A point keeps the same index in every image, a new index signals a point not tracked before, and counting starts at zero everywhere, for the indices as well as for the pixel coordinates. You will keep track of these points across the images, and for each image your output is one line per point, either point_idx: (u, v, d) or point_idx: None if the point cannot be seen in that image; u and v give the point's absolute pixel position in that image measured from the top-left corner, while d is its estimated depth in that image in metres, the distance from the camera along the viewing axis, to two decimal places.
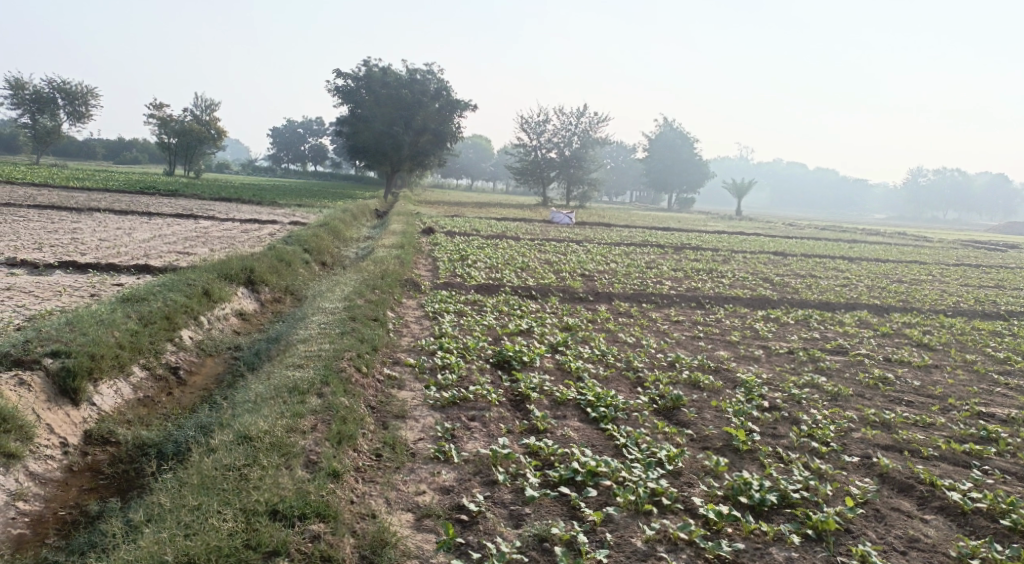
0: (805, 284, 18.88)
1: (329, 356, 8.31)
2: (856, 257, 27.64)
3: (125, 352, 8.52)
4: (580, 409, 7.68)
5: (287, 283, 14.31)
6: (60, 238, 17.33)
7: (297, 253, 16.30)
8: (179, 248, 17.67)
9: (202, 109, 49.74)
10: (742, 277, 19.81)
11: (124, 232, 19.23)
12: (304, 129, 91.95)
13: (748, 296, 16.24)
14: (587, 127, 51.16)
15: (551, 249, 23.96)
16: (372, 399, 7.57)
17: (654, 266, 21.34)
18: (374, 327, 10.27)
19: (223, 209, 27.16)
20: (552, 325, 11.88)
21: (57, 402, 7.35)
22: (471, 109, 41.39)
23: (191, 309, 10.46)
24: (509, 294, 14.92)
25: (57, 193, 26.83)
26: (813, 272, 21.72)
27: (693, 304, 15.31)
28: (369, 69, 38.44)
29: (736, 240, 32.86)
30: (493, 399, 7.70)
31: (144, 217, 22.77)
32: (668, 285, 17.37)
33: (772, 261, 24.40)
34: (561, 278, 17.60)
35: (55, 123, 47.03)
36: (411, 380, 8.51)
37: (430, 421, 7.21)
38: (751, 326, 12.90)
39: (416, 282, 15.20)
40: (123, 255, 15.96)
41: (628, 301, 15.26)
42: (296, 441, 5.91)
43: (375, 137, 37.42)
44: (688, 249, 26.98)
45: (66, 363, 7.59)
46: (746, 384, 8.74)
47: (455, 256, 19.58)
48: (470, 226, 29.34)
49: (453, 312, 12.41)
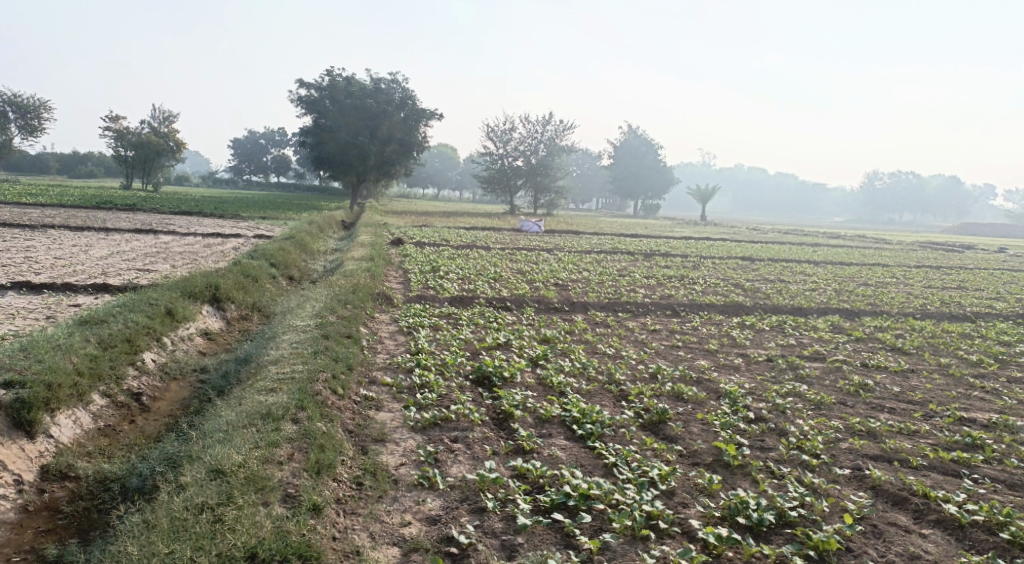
0: (776, 289, 18.91)
1: (302, 377, 7.99)
2: (822, 261, 27.87)
3: (85, 380, 8.14)
4: (565, 426, 7.47)
5: (255, 300, 13.92)
6: (14, 257, 16.72)
7: (263, 268, 15.89)
8: (140, 265, 17.16)
9: (160, 121, 48.81)
10: (714, 283, 19.79)
11: (81, 249, 18.64)
12: (266, 140, 90.93)
13: (722, 302, 16.19)
14: (553, 135, 51.19)
15: (521, 258, 23.77)
16: (349, 422, 7.28)
17: (625, 274, 21.26)
18: (347, 345, 9.96)
19: (184, 223, 26.55)
20: (529, 337, 11.66)
21: (11, 435, 6.97)
22: (436, 118, 41.15)
23: (154, 330, 10.06)
24: (482, 306, 14.69)
25: (11, 210, 26.03)
26: (782, 277, 21.80)
27: (667, 312, 15.21)
28: (331, 79, 38.04)
29: (703, 245, 32.98)
30: (476, 418, 7.46)
31: (102, 233, 22.13)
32: (641, 293, 17.26)
33: (741, 266, 24.49)
34: (533, 288, 17.40)
35: (7, 137, 45.77)
36: (388, 400, 8.23)
37: (411, 445, 6.94)
38: (727, 334, 12.82)
39: (387, 295, 14.89)
40: (81, 274, 15.42)
41: (603, 311, 15.10)
42: (272, 474, 5.62)
43: (340, 148, 36.98)
44: (657, 256, 26.99)
45: (21, 394, 7.20)
46: (730, 395, 8.59)
47: (425, 268, 19.29)
48: (438, 236, 29.07)
49: (427, 326, 12.13)
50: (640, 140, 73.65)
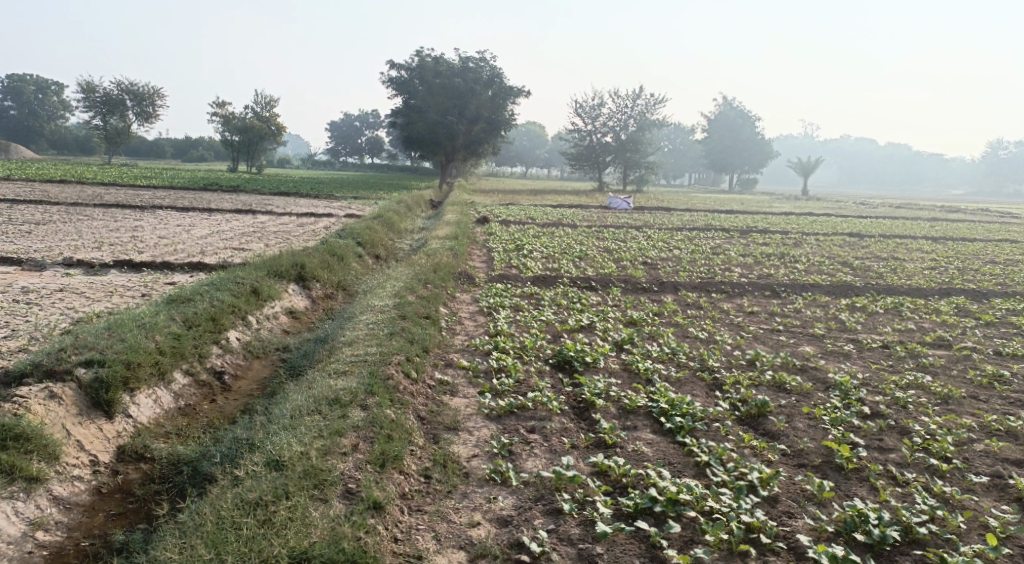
0: (889, 267, 17.62)
1: (375, 360, 7.66)
2: (938, 237, 26.01)
3: (166, 359, 8.04)
4: (652, 419, 6.90)
5: (340, 278, 13.81)
6: (119, 236, 17.22)
7: (349, 246, 15.80)
8: (235, 244, 17.39)
9: (263, 105, 50.12)
10: (818, 261, 18.58)
11: (183, 229, 19.09)
12: (361, 122, 92.64)
13: (827, 282, 15.10)
14: (644, 109, 49.77)
15: (610, 236, 23.04)
16: (421, 408, 6.91)
17: (720, 252, 20.29)
18: (424, 326, 9.64)
19: (281, 203, 27.04)
20: (615, 319, 11.06)
21: (90, 415, 6.89)
22: (524, 95, 40.58)
23: (238, 309, 9.98)
24: (567, 286, 14.15)
25: (124, 192, 27.05)
26: (894, 255, 20.35)
27: (766, 292, 14.30)
28: (422, 59, 37.80)
29: (805, 221, 31.38)
30: (555, 407, 6.97)
31: (204, 214, 22.68)
32: (737, 273, 16.31)
33: (848, 244, 23.03)
34: (622, 267, 16.74)
35: (124, 124, 47.98)
36: (464, 385, 7.84)
37: (486, 434, 6.53)
38: (834, 317, 11.87)
39: (470, 274, 14.53)
40: (179, 253, 15.72)
41: (696, 292, 14.30)
42: (333, 467, 5.30)
43: (429, 127, 37.00)
44: (754, 233, 25.78)
45: (100, 373, 7.12)
46: (840, 386, 8.00)
47: (510, 246, 18.86)
48: (525, 214, 28.60)
49: (509, 306, 11.70)
50: (736, 113, 70.93)
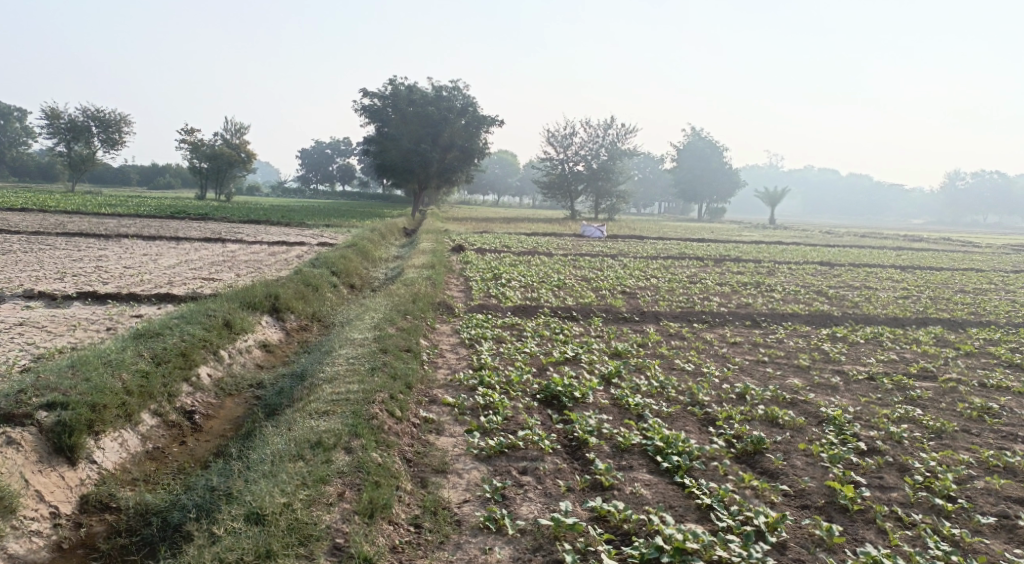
0: (864, 296, 17.66)
1: (357, 399, 7.34)
2: (907, 265, 26.27)
3: (134, 399, 7.66)
4: (647, 457, 6.68)
5: (315, 309, 13.46)
6: (84, 267, 16.70)
7: (324, 276, 15.46)
8: (205, 274, 16.95)
9: (232, 133, 49.63)
10: (794, 290, 18.58)
11: (150, 258, 18.60)
12: (332, 149, 92.28)
13: (807, 312, 15.05)
14: (615, 138, 50.12)
15: (585, 264, 22.91)
16: (407, 449, 6.61)
17: (697, 280, 20.24)
18: (406, 360, 9.34)
19: (251, 231, 26.59)
20: (600, 351, 10.84)
21: (51, 462, 6.49)
22: (497, 123, 40.64)
23: (210, 343, 9.60)
24: (548, 316, 13.94)
25: (89, 219, 26.41)
26: (868, 283, 20.45)
27: (747, 322, 14.20)
28: (394, 87, 37.82)
29: (777, 249, 31.58)
30: (547, 446, 6.72)
31: (172, 242, 22.17)
32: (716, 302, 16.21)
33: (820, 272, 23.16)
34: (601, 297, 16.57)
35: (89, 151, 47.22)
36: (450, 423, 7.56)
37: (476, 477, 6.25)
38: (817, 348, 11.76)
39: (448, 304, 14.25)
40: (147, 283, 15.27)
41: (677, 322, 14.15)
42: (318, 520, 5.05)
43: (401, 156, 36.82)
44: (729, 261, 25.83)
45: (62, 417, 6.73)
46: (834, 421, 7.82)
47: (487, 275, 18.61)
48: (499, 242, 28.45)
49: (491, 338, 11.43)
50: (704, 142, 71.67)
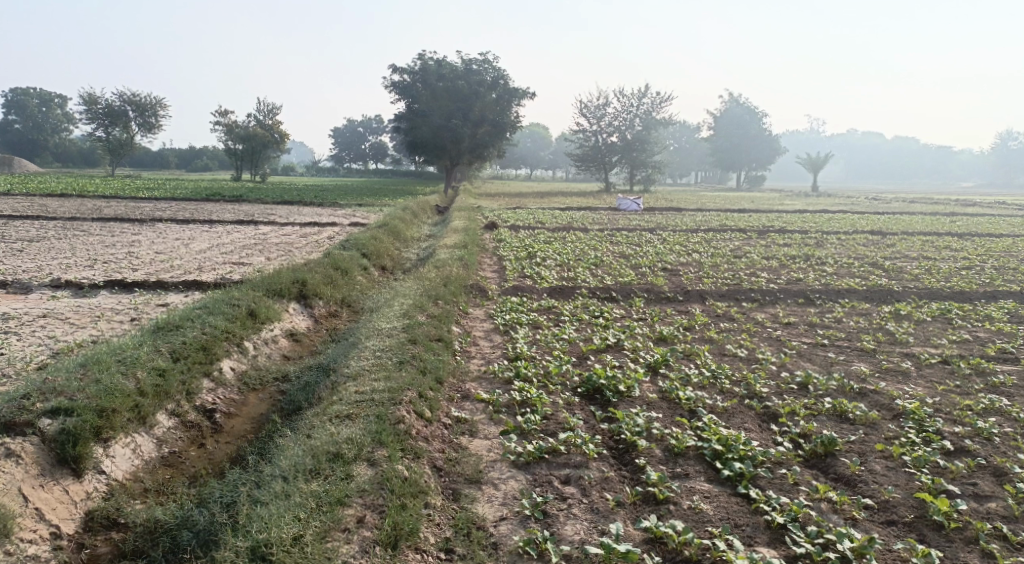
0: (923, 268, 16.60)
1: (383, 400, 6.73)
2: (963, 233, 24.95)
3: (149, 400, 7.13)
4: (705, 463, 5.98)
5: (344, 294, 12.85)
6: (115, 253, 16.35)
7: (354, 258, 14.88)
8: (235, 258, 16.51)
9: (266, 113, 49.34)
10: (846, 263, 17.54)
11: (182, 243, 18.22)
12: (364, 128, 92.07)
13: (863, 287, 14.09)
14: (650, 107, 48.81)
15: (623, 239, 22.10)
16: (437, 456, 6.01)
17: (742, 254, 19.32)
18: (437, 352, 8.71)
19: (284, 213, 26.18)
20: (644, 336, 10.08)
21: (54, 474, 6.01)
22: (530, 96, 39.66)
23: (233, 334, 9.03)
24: (586, 298, 13.20)
25: (125, 204, 26.21)
26: (925, 254, 19.30)
27: (800, 300, 13.32)
28: (423, 62, 37.01)
29: (822, 219, 30.37)
30: (592, 452, 6.05)
31: (204, 226, 21.82)
32: (765, 278, 15.30)
33: (871, 242, 22.04)
34: (641, 275, 15.78)
35: (127, 135, 47.26)
36: (485, 423, 6.92)
37: (514, 489, 5.63)
38: (880, 328, 10.87)
39: (483, 286, 13.58)
40: (176, 270, 14.82)
41: (724, 301, 13.33)
42: (333, 554, 4.66)
43: (433, 132, 36.12)
44: (773, 233, 24.76)
45: (66, 424, 6.24)
46: (912, 415, 7.00)
47: (522, 254, 17.90)
48: (533, 218, 27.70)
49: (527, 323, 10.75)
50: (741, 110, 69.70)
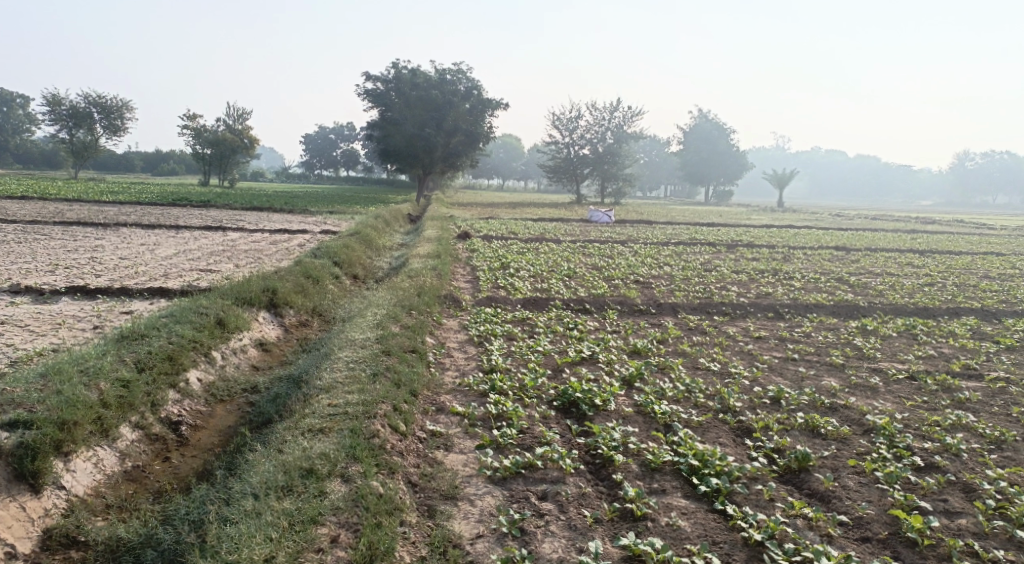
0: (889, 284, 16.87)
1: (356, 412, 6.63)
2: (926, 250, 25.44)
3: (112, 412, 6.98)
4: (681, 478, 5.97)
5: (315, 303, 12.69)
6: (78, 258, 16.02)
7: (325, 267, 14.73)
8: (203, 265, 16.26)
9: (235, 118, 48.81)
10: (814, 278, 17.76)
11: (148, 249, 17.90)
12: (335, 134, 91.51)
13: (832, 302, 14.26)
14: (621, 121, 49.17)
15: (595, 251, 22.16)
16: (412, 472, 5.95)
17: (712, 268, 19.48)
18: (410, 364, 8.61)
19: (253, 219, 25.87)
20: (617, 349, 10.08)
21: (10, 491, 5.92)
22: (502, 107, 39.74)
23: (201, 344, 8.87)
24: (559, 309, 13.20)
25: (89, 208, 25.71)
26: (891, 270, 19.62)
27: (770, 314, 13.44)
28: (397, 71, 36.92)
29: (789, 234, 30.77)
30: (568, 467, 6.01)
31: (171, 231, 21.47)
32: (735, 292, 15.43)
33: (838, 258, 22.36)
34: (613, 287, 15.82)
35: (92, 137, 46.44)
36: (460, 437, 6.85)
37: (490, 505, 5.60)
38: (849, 343, 10.99)
39: (455, 297, 13.51)
40: (141, 276, 14.54)
41: (696, 314, 13.40)
42: None
43: (405, 140, 36.01)
44: (743, 247, 25.02)
45: (25, 438, 6.14)
46: (883, 431, 7.05)
47: (494, 265, 17.86)
48: (505, 228, 27.70)
49: (501, 335, 10.69)
50: (711, 125, 70.51)
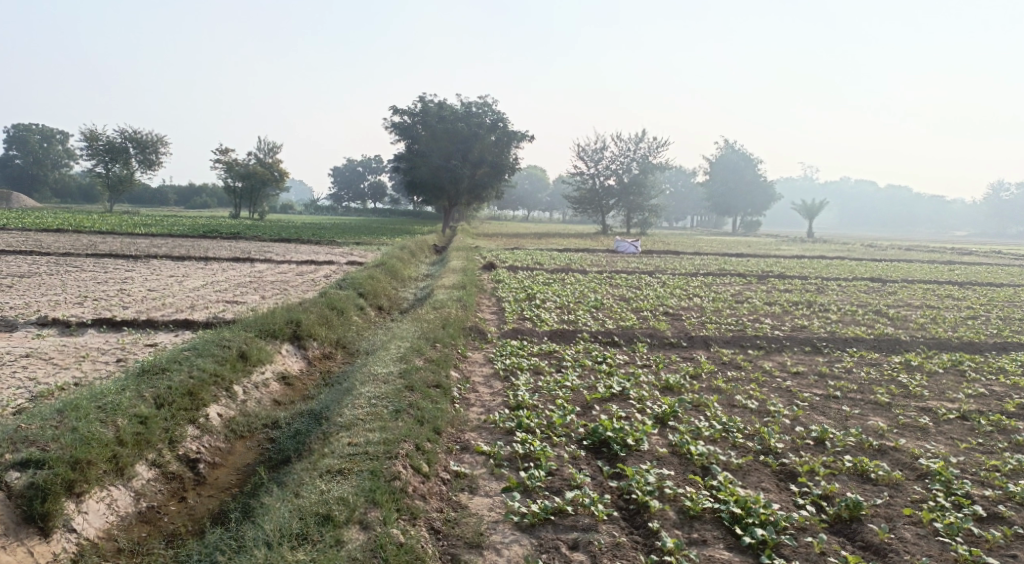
0: (930, 317, 16.31)
1: (378, 453, 6.32)
2: (964, 281, 24.77)
3: (129, 450, 6.75)
4: (723, 528, 5.62)
5: (339, 335, 12.44)
6: (107, 290, 15.98)
7: (350, 298, 14.52)
8: (229, 296, 16.14)
9: (266, 151, 49.35)
10: (850, 311, 17.24)
11: (176, 280, 17.84)
12: (363, 167, 92.32)
13: (871, 336, 13.75)
14: (647, 152, 48.99)
15: (623, 282, 21.81)
16: (435, 517, 5.68)
17: (744, 299, 19.04)
18: (435, 400, 8.30)
19: (281, 250, 25.86)
20: (649, 385, 9.68)
21: (18, 534, 5.68)
22: (529, 139, 39.72)
23: (222, 378, 8.62)
24: (588, 342, 12.85)
25: (121, 240, 25.91)
26: (929, 302, 19.02)
27: (807, 348, 12.97)
28: (424, 104, 37.14)
29: (821, 265, 30.19)
30: (601, 514, 5.66)
31: (200, 262, 21.48)
32: (769, 324, 14.99)
33: (873, 290, 21.78)
34: (642, 319, 15.45)
35: (128, 171, 47.16)
36: (486, 478, 6.51)
37: (518, 555, 5.31)
38: (892, 379, 10.50)
39: (481, 329, 13.21)
40: (168, 308, 14.43)
41: (729, 348, 12.98)
42: None
43: (432, 172, 36.03)
44: (775, 278, 24.52)
45: (36, 479, 5.92)
46: (939, 476, 6.59)
47: (521, 296, 17.57)
48: (532, 259, 27.48)
49: (528, 369, 10.36)
50: (738, 155, 70.09)
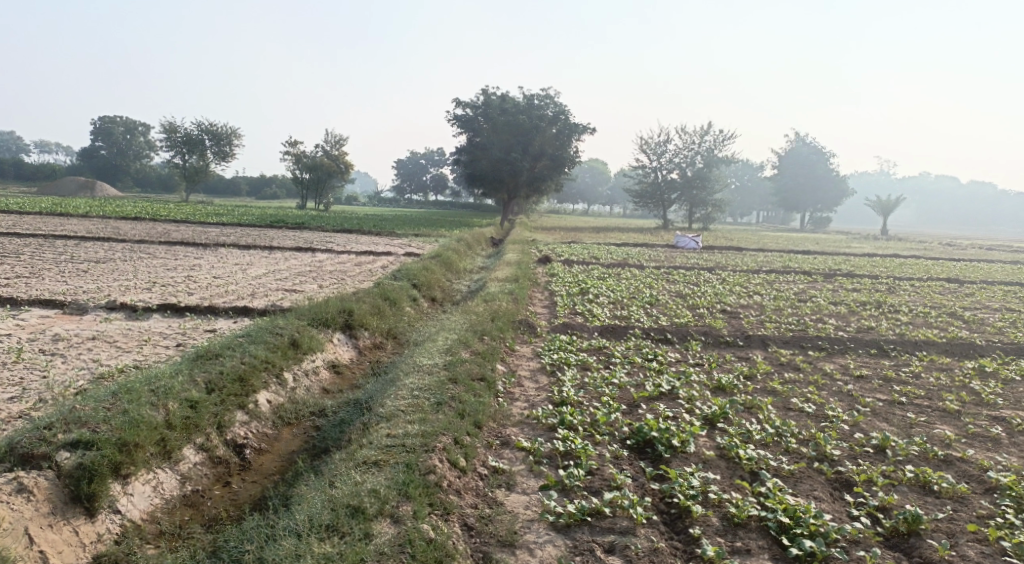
0: (1008, 321, 15.48)
1: (415, 446, 6.24)
2: None
3: (177, 433, 6.83)
4: (769, 538, 5.39)
5: (391, 325, 12.45)
6: (175, 277, 16.37)
7: (404, 289, 14.54)
8: (289, 285, 16.37)
9: (333, 144, 50.06)
10: (922, 312, 16.50)
11: (240, 269, 18.17)
12: (427, 159, 93.01)
13: (942, 340, 13.10)
14: (712, 145, 47.98)
15: (682, 278, 21.37)
16: (469, 513, 5.58)
17: (807, 298, 18.43)
18: (478, 393, 8.19)
19: (342, 241, 26.16)
20: (700, 385, 9.38)
21: (65, 514, 5.81)
22: (591, 132, 39.28)
23: (273, 365, 8.65)
24: (640, 339, 12.59)
25: (193, 228, 26.58)
26: (1007, 305, 18.09)
27: (872, 350, 12.44)
28: (487, 97, 37.28)
29: (893, 264, 29.09)
30: (639, 517, 5.48)
31: (265, 251, 21.87)
32: (833, 325, 14.44)
33: (947, 290, 20.84)
34: (699, 316, 15.08)
35: (204, 163, 48.46)
36: (524, 475, 6.37)
37: (551, 556, 5.20)
38: (964, 386, 9.96)
39: (532, 323, 13.05)
40: (230, 295, 14.69)
41: (788, 348, 12.55)
42: None
43: (493, 165, 36.01)
44: (842, 276, 23.71)
45: (84, 459, 6.04)
46: (1009, 492, 6.19)
47: (575, 290, 17.35)
48: (590, 253, 27.20)
49: (576, 364, 10.17)
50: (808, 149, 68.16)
